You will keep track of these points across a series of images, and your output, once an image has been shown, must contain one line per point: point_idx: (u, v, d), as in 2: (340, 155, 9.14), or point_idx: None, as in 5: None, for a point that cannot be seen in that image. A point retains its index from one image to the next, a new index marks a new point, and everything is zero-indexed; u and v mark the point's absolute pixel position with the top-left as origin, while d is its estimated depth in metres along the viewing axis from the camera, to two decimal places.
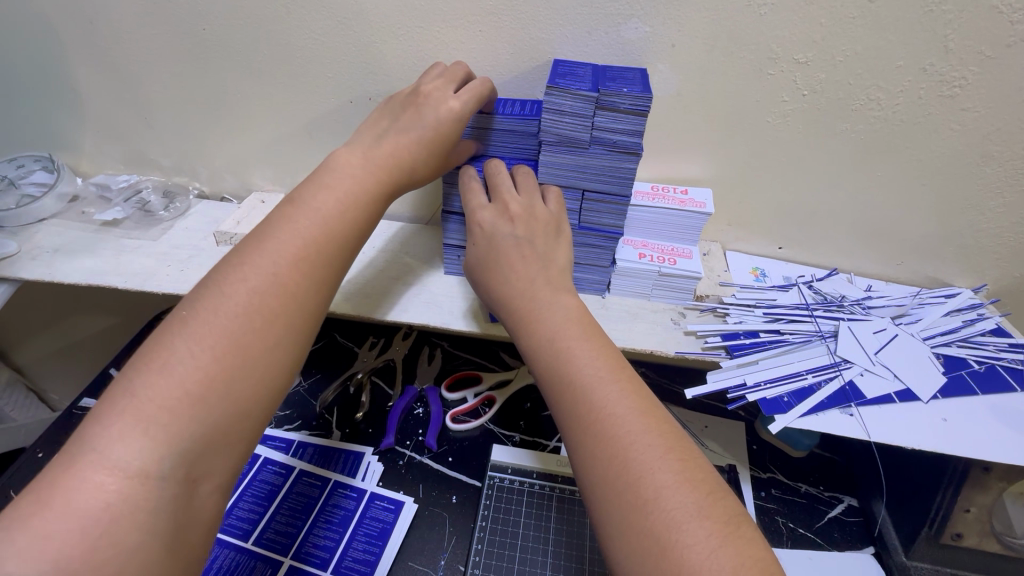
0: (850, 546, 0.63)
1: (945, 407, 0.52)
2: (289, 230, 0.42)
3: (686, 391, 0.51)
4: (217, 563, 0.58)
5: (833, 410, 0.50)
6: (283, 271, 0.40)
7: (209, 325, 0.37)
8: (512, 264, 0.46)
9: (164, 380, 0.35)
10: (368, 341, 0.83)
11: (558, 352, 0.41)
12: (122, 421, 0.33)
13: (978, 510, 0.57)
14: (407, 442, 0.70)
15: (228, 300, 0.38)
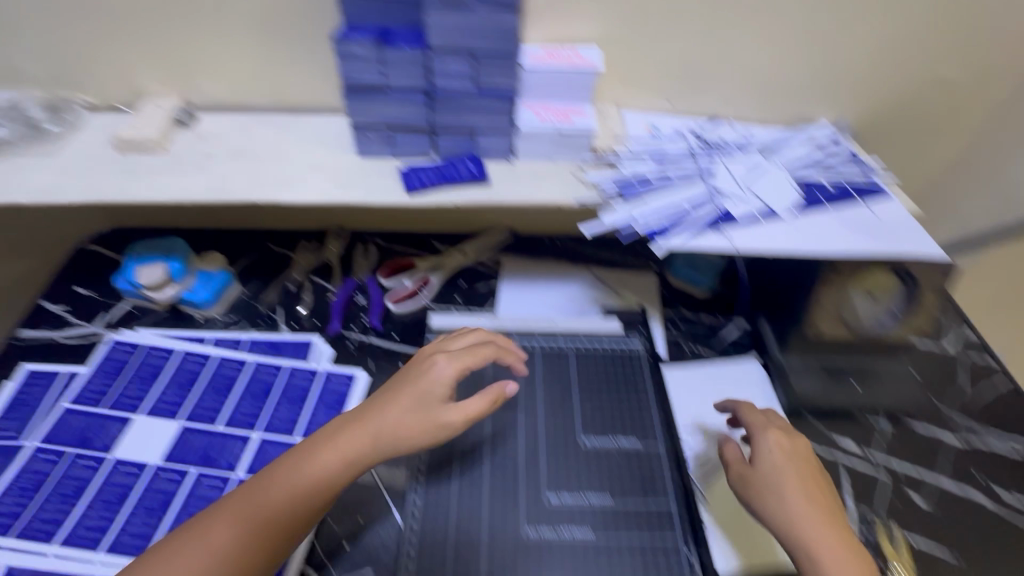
0: (739, 355, 0.77)
1: (801, 221, 0.60)
2: (335, 449, 0.49)
3: (581, 228, 0.56)
4: (189, 445, 0.63)
5: (708, 231, 0.58)
6: (244, 529, 0.45)
7: (219, 534, 0.45)
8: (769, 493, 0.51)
9: (166, 565, 0.43)
10: (302, 246, 0.85)
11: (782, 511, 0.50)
12: (195, 535, 0.45)
13: (827, 306, 0.69)
14: (352, 326, 0.76)
15: (213, 527, 0.45)
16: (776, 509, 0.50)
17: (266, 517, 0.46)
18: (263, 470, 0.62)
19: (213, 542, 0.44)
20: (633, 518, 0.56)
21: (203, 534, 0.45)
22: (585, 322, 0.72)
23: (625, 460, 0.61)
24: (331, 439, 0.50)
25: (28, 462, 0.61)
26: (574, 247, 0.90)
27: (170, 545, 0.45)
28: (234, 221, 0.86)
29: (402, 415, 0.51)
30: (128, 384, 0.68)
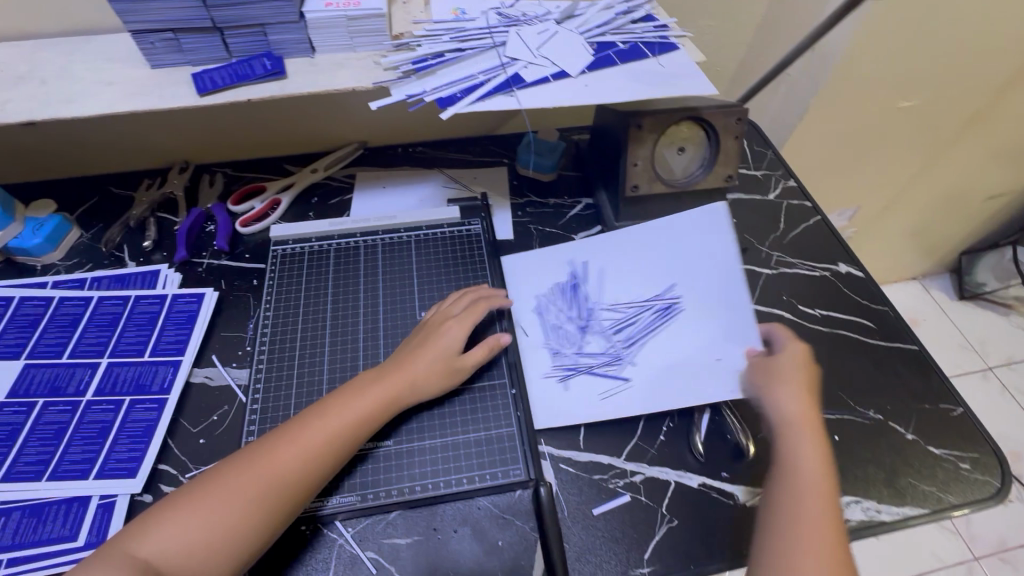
0: (583, 229, 0.82)
1: (589, 77, 0.64)
2: (370, 394, 0.55)
3: (371, 104, 0.58)
4: (34, 380, 0.64)
5: (499, 96, 0.60)
6: (303, 469, 0.50)
7: (238, 485, 0.48)
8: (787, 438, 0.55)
9: (225, 487, 0.48)
10: (142, 184, 0.83)
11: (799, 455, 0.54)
12: (199, 490, 0.48)
13: (643, 161, 0.72)
14: (202, 253, 0.77)
15: (257, 469, 0.49)
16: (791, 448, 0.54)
17: (286, 465, 0.49)
18: (114, 389, 0.63)
19: (219, 497, 0.47)
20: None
21: (253, 481, 0.48)
22: (427, 213, 0.75)
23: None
24: (334, 402, 0.54)
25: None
26: (428, 153, 0.92)
27: (187, 492, 0.48)
28: (64, 169, 0.83)
29: (381, 387, 0.56)
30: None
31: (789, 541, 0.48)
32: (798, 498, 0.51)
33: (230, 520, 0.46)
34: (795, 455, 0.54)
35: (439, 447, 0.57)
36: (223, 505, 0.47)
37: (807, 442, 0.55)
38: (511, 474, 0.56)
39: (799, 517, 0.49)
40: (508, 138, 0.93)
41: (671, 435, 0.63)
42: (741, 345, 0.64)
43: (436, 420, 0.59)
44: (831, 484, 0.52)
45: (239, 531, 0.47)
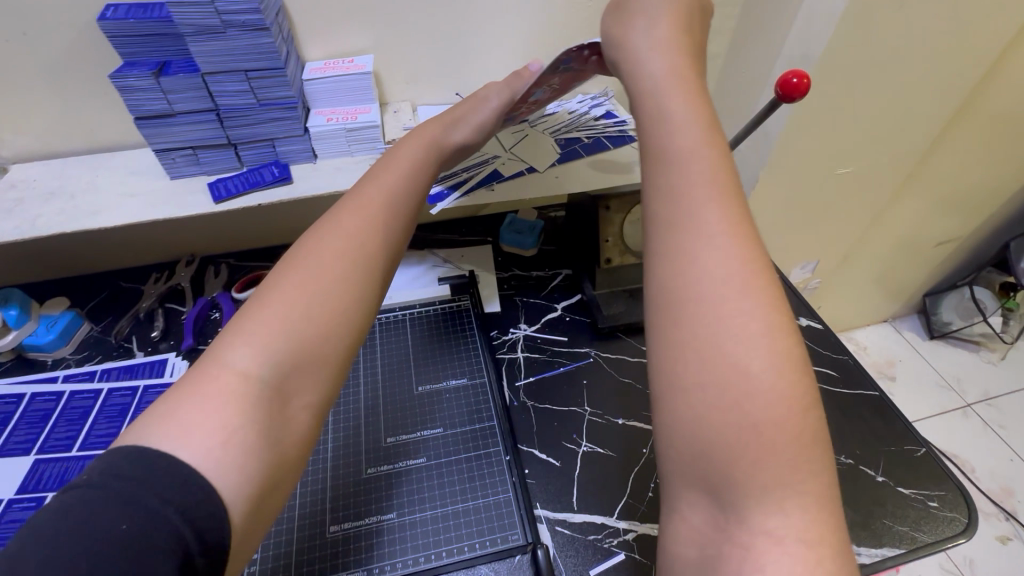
0: (565, 296, 0.90)
1: (559, 168, 0.78)
2: (372, 188, 0.50)
3: None
4: (44, 474, 0.66)
5: (482, 190, 0.73)
6: (370, 239, 0.46)
7: (322, 269, 0.43)
8: (690, 186, 0.37)
9: (229, 368, 0.37)
10: (151, 277, 0.89)
11: (699, 294, 0.34)
12: (209, 377, 0.37)
13: (614, 238, 0.80)
14: (207, 340, 0.81)
15: (327, 247, 0.44)
16: (696, 270, 0.34)
17: (357, 237, 0.46)
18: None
19: (298, 300, 0.41)
20: (460, 440, 0.66)
21: (337, 279, 0.43)
22: (420, 292, 0.82)
23: (454, 397, 0.71)
24: (344, 201, 0.49)
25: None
26: (417, 234, 1.00)
27: (189, 378, 0.37)
28: (77, 266, 0.89)
29: (382, 177, 0.52)
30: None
31: (714, 344, 0.33)
32: (694, 263, 0.34)
33: (322, 306, 0.41)
34: (665, 200, 0.37)
35: (441, 516, 0.60)
36: (302, 333, 0.40)
37: (692, 185, 0.36)
38: (510, 539, 0.58)
39: (732, 409, 0.31)
40: (490, 217, 1.02)
41: (658, 491, 0.66)
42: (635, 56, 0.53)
43: (437, 491, 0.61)
44: (761, 268, 0.34)
45: (326, 320, 0.41)
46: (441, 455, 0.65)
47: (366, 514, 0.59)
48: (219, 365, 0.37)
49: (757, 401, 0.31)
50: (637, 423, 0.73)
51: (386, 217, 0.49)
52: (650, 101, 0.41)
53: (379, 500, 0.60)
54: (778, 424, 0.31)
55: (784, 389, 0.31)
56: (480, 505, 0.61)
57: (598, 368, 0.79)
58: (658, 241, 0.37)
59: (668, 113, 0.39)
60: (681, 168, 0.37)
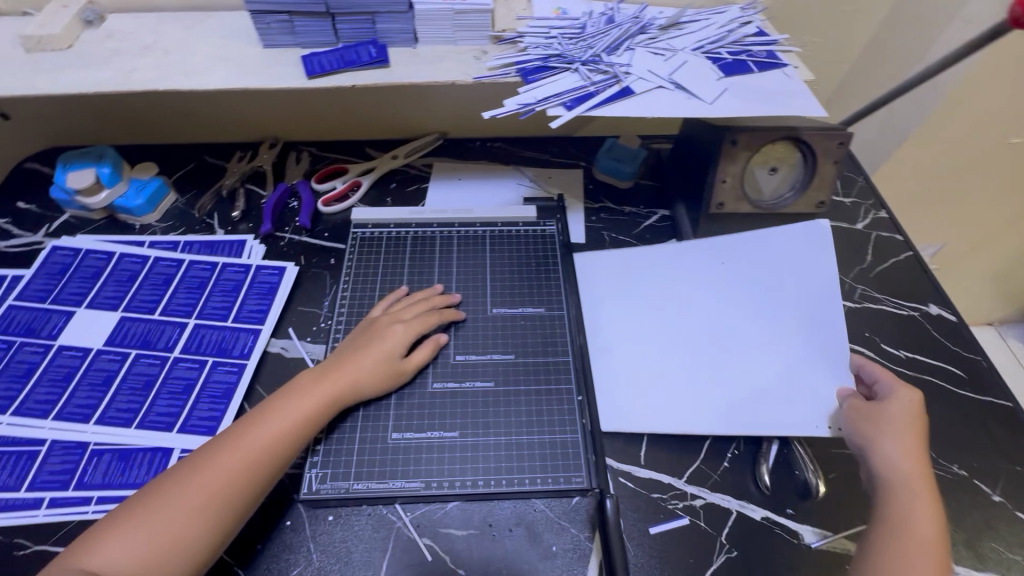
0: (658, 240, 0.81)
1: (710, 94, 0.61)
2: (293, 405, 0.54)
3: (484, 113, 0.57)
4: (127, 331, 0.68)
5: (610, 108, 0.59)
6: (306, 423, 0.54)
7: (223, 464, 0.49)
8: (909, 507, 0.50)
9: (123, 539, 0.45)
10: (235, 155, 0.87)
11: (907, 559, 0.48)
12: (104, 533, 0.46)
13: (733, 179, 0.70)
14: (286, 227, 0.80)
15: (273, 423, 0.52)
16: (915, 521, 0.49)
17: (299, 424, 0.53)
18: (198, 349, 0.67)
19: (184, 500, 0.47)
20: (531, 371, 0.62)
21: (224, 472, 0.49)
22: (503, 210, 0.75)
23: (528, 325, 0.66)
24: (269, 406, 0.54)
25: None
26: (504, 148, 0.92)
27: (111, 522, 0.47)
28: (167, 134, 0.88)
29: (324, 384, 0.56)
30: (71, 282, 0.72)
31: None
32: (911, 572, 0.47)
33: (201, 512, 0.47)
34: (891, 477, 0.53)
35: (504, 444, 0.57)
36: (202, 505, 0.47)
37: (912, 496, 0.51)
38: (572, 481, 0.55)
39: (914, 494, 0.51)
40: (585, 140, 0.92)
41: (734, 463, 0.61)
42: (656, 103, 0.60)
43: (502, 417, 0.59)
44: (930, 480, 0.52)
45: (205, 519, 0.47)
46: (510, 382, 0.61)
47: (427, 427, 0.58)
48: (89, 557, 0.45)
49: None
50: None
51: (332, 395, 0.56)
52: (888, 493, 0.52)
53: (442, 416, 0.58)
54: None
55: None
56: (545, 441, 0.58)
57: None
58: (888, 564, 0.48)
59: (885, 468, 0.53)
60: (890, 503, 0.51)
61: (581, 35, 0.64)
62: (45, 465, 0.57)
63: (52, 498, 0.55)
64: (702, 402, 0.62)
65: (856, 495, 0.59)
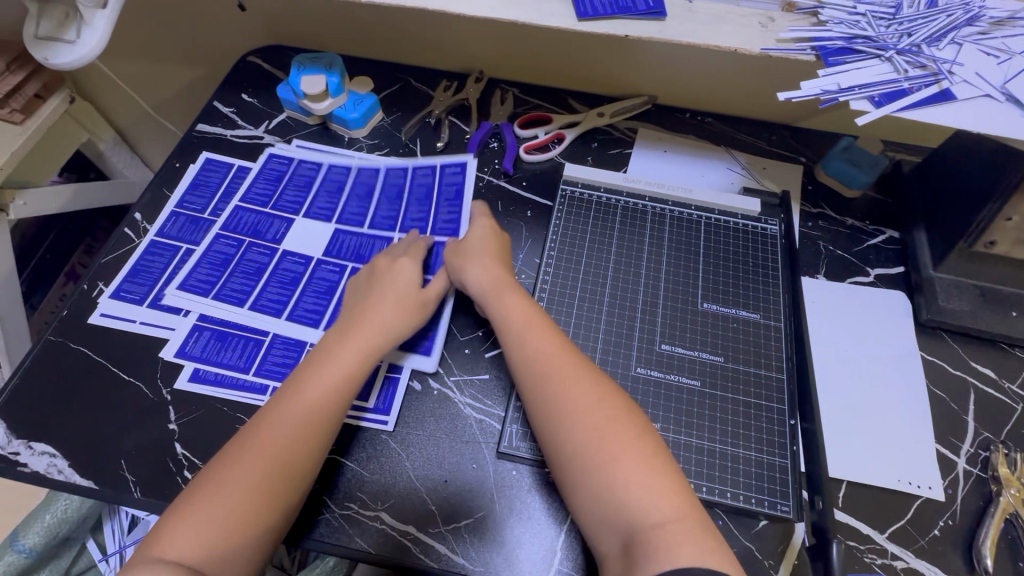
0: (882, 264, 0.72)
1: None
2: (321, 374, 0.54)
3: (778, 95, 0.51)
4: (338, 243, 0.70)
5: (924, 114, 0.51)
6: (320, 401, 0.52)
7: (270, 435, 0.50)
8: (505, 323, 0.57)
9: (212, 505, 0.46)
10: (442, 84, 0.86)
11: (548, 379, 0.52)
12: (199, 497, 0.47)
13: (1021, 219, 0.60)
14: (485, 168, 0.78)
15: (291, 401, 0.52)
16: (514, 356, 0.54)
17: (315, 402, 0.52)
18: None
19: (237, 482, 0.47)
20: (743, 381, 0.58)
21: (246, 455, 0.49)
22: (723, 198, 0.69)
23: (742, 330, 0.61)
24: (306, 373, 0.54)
25: (212, 243, 0.70)
26: (716, 125, 0.84)
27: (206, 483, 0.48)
28: (381, 51, 0.88)
29: (344, 351, 0.56)
30: (287, 189, 0.75)
31: (591, 451, 0.47)
32: (567, 394, 0.51)
33: (259, 489, 0.47)
34: (499, 283, 0.60)
35: (706, 451, 0.54)
36: (257, 482, 0.48)
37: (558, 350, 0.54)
38: (778, 508, 0.52)
39: (522, 332, 0.55)
40: (810, 133, 0.82)
41: (947, 534, 0.55)
42: (979, 116, 0.51)
43: (705, 418, 0.56)
44: (553, 328, 0.56)
45: (263, 491, 0.48)
46: (722, 386, 0.57)
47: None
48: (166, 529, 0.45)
49: (642, 492, 0.45)
50: (942, 448, 0.59)
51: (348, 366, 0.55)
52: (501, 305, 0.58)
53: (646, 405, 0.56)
54: (659, 479, 0.46)
55: (639, 440, 0.48)
56: (751, 457, 0.54)
57: (913, 364, 0.64)
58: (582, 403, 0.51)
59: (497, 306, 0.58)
60: (514, 335, 0.56)
61: (899, 15, 0.54)
62: (270, 355, 0.62)
63: (277, 388, 0.60)
64: (897, 455, 0.58)
65: None
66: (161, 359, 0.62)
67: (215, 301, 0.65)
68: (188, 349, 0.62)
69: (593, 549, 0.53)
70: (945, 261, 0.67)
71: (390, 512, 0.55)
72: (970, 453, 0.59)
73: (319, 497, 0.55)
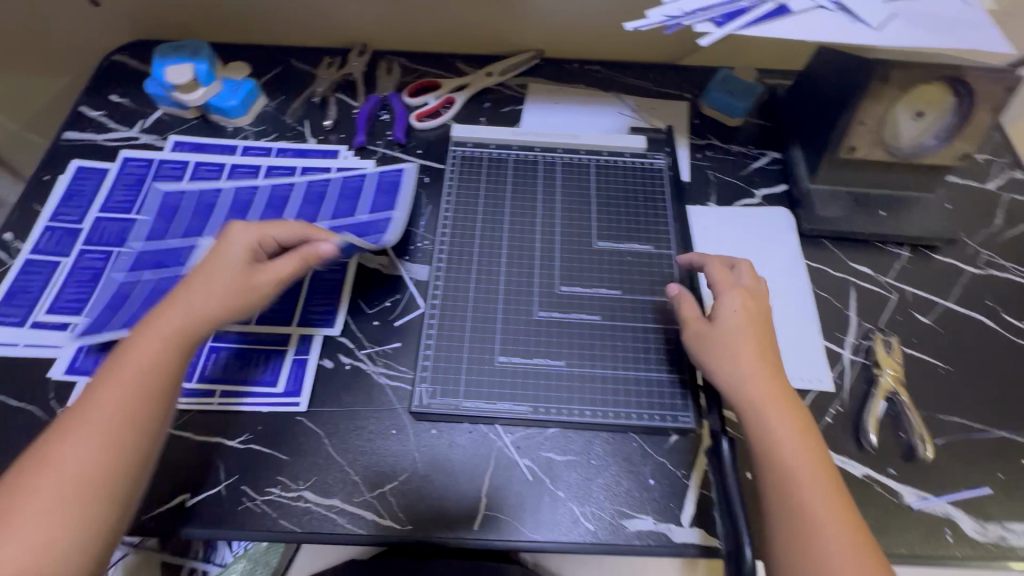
0: (766, 185, 0.76)
1: (875, 16, 0.54)
2: (131, 361, 0.47)
3: (626, 24, 0.52)
4: (224, 237, 0.67)
5: (763, 27, 0.53)
6: (139, 390, 0.46)
7: (65, 448, 0.43)
8: (738, 361, 0.51)
9: (12, 537, 0.40)
10: (324, 61, 0.83)
11: (774, 459, 0.46)
12: (0, 527, 0.40)
13: (872, 121, 0.64)
14: (377, 142, 0.77)
15: (99, 392, 0.46)
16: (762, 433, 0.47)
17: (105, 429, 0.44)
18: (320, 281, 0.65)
19: (41, 512, 0.41)
20: (639, 314, 0.60)
21: (41, 467, 0.42)
22: (611, 138, 0.71)
23: (638, 262, 0.64)
24: (110, 369, 0.47)
25: (78, 258, 0.66)
26: (603, 72, 0.85)
27: (4, 504, 0.41)
28: (255, 34, 0.85)
29: (156, 324, 0.49)
30: (187, 195, 0.70)
31: (802, 527, 0.43)
32: (770, 429, 0.47)
33: (68, 509, 0.41)
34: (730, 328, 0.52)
35: (612, 378, 0.57)
36: (64, 504, 0.41)
37: (775, 415, 0.48)
38: (680, 420, 0.56)
39: (763, 418, 0.48)
40: (691, 69, 0.85)
41: (837, 419, 0.60)
42: (813, 24, 0.53)
43: (604, 355, 0.58)
44: (793, 403, 0.49)
45: (65, 513, 0.41)
46: (625, 318, 0.60)
47: (531, 354, 0.58)
48: None
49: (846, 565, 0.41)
50: (828, 343, 0.64)
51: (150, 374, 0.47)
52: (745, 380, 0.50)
53: (550, 345, 0.58)
54: (858, 552, 0.42)
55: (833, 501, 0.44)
56: (657, 378, 0.58)
57: (798, 273, 0.68)
58: (780, 468, 0.46)
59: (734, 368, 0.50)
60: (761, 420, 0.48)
61: None
62: None
63: (178, 389, 0.58)
64: (788, 355, 0.63)
65: (962, 462, 0.58)
66: (50, 378, 0.59)
67: (91, 324, 0.61)
68: (79, 364, 0.59)
69: (515, 486, 0.55)
70: (816, 174, 0.71)
71: (313, 490, 0.55)
72: (854, 343, 0.64)
73: (237, 488, 0.55)
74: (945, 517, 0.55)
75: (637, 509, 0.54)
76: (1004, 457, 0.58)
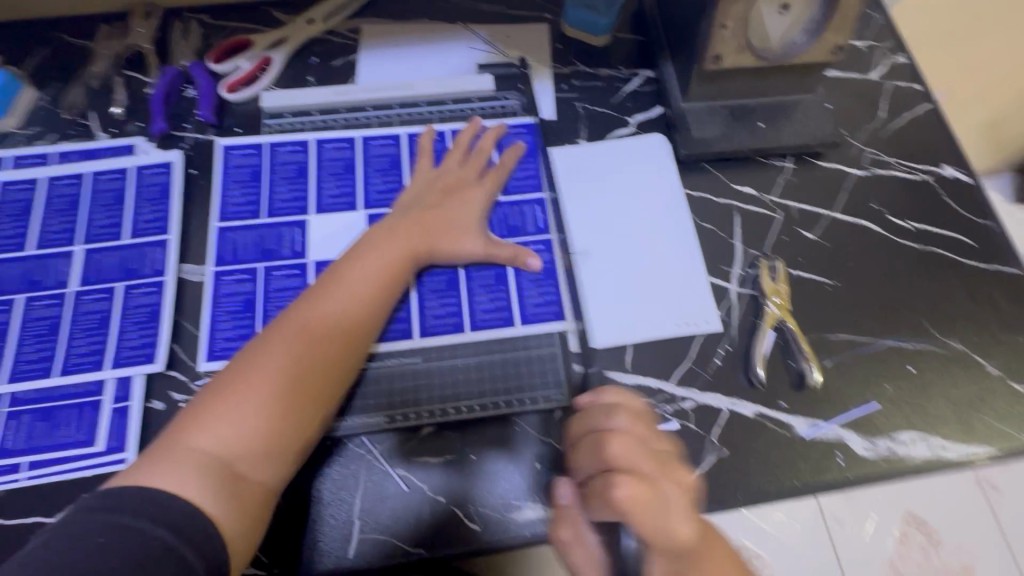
0: (641, 110, 0.68)
1: None
2: (350, 294, 0.49)
3: None
4: (4, 273, 0.56)
5: None
6: (387, 288, 0.51)
7: (288, 356, 0.45)
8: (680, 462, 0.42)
9: (198, 448, 0.41)
10: (101, 31, 0.68)
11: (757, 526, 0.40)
12: (168, 451, 0.40)
13: (735, 23, 0.55)
14: (185, 125, 0.64)
15: (338, 305, 0.48)
16: None
17: (351, 321, 0.48)
18: (238, 257, 0.57)
19: (229, 422, 0.42)
20: (530, 277, 0.58)
21: (245, 381, 0.44)
22: (451, 83, 0.65)
23: (515, 220, 0.60)
24: (329, 290, 0.49)
25: None
26: (447, 1, 0.73)
27: (173, 437, 0.42)
28: (4, 9, 0.67)
29: (381, 266, 0.51)
30: None
31: None
32: None
33: (257, 426, 0.42)
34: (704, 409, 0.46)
35: (474, 365, 0.54)
36: (268, 420, 0.43)
37: None
38: (551, 397, 0.53)
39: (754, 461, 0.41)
40: None
41: (726, 359, 0.57)
42: None
43: (497, 323, 0.56)
44: None
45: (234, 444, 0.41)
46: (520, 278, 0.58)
47: (412, 338, 0.55)
48: (168, 464, 0.40)
49: None
50: (713, 279, 0.60)
51: (398, 266, 0.52)
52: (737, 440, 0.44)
53: (402, 341, 0.55)
54: None
55: None
56: (527, 355, 0.55)
57: (676, 205, 0.63)
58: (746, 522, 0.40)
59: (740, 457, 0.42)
60: None
61: None
62: None
63: None
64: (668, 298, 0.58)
65: (851, 381, 0.56)
66: None
67: None
68: None
69: (388, 506, 0.50)
70: (689, 91, 0.63)
71: None
72: (740, 274, 0.60)
73: None
74: (836, 440, 0.54)
75: (524, 498, 0.50)
76: (890, 366, 0.57)
